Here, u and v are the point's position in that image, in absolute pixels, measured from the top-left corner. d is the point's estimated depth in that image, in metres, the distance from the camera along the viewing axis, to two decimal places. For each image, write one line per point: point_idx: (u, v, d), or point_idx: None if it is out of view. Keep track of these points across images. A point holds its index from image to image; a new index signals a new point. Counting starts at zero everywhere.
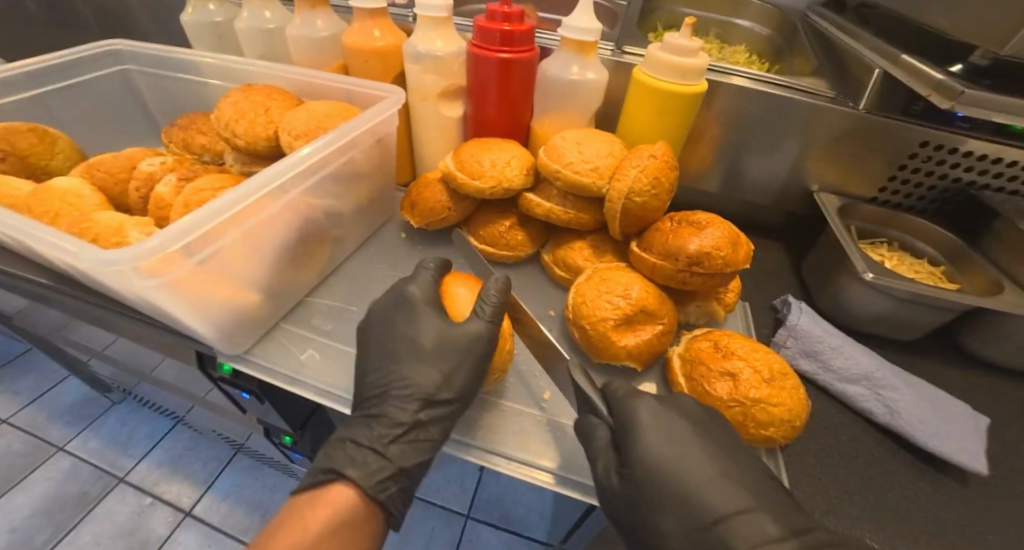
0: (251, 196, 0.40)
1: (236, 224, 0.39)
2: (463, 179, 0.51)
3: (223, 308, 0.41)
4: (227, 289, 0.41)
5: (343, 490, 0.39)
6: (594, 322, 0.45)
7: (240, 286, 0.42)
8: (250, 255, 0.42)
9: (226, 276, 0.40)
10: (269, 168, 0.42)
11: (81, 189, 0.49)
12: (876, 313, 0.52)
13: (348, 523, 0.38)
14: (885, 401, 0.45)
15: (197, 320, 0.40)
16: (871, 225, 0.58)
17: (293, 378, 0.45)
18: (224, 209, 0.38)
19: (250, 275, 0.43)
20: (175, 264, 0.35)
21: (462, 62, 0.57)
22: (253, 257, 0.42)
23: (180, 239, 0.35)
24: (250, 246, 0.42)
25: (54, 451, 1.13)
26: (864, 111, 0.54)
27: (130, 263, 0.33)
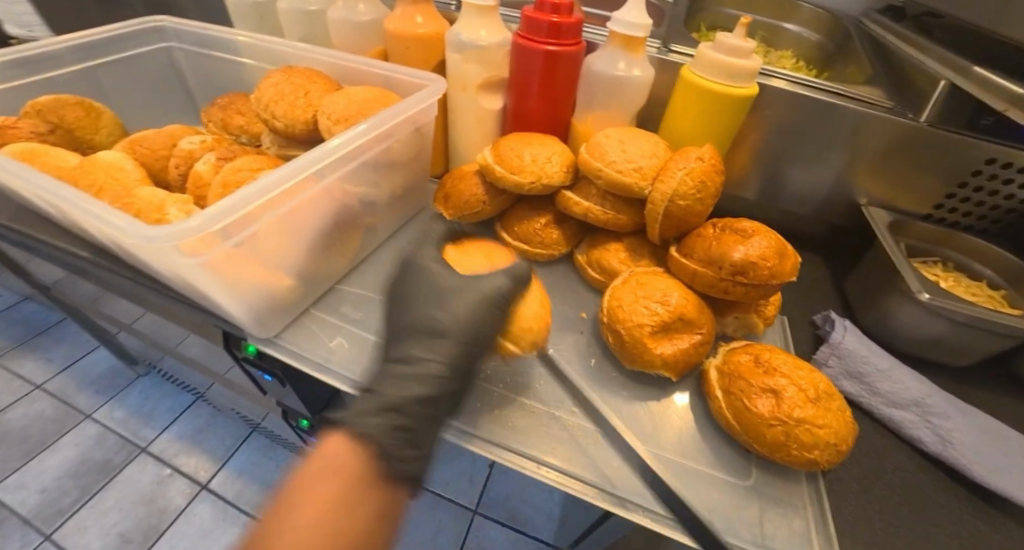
0: (292, 180, 0.39)
1: (273, 208, 0.39)
2: (501, 173, 0.50)
3: (258, 291, 0.41)
4: (262, 272, 0.40)
5: (337, 440, 0.37)
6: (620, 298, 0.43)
7: (276, 269, 0.42)
8: (286, 239, 0.42)
9: (262, 258, 0.40)
10: (309, 153, 0.41)
11: (123, 163, 0.49)
12: (926, 336, 0.49)
13: (339, 475, 0.35)
14: (936, 430, 0.42)
15: (232, 300, 0.40)
16: (922, 243, 0.55)
17: (323, 364, 0.45)
18: (263, 191, 0.37)
19: (285, 259, 0.42)
20: (214, 244, 0.35)
21: (505, 54, 0.56)
22: (288, 241, 0.42)
23: (223, 219, 0.35)
24: (284, 230, 0.41)
25: (82, 419, 1.16)
26: (924, 123, 0.51)
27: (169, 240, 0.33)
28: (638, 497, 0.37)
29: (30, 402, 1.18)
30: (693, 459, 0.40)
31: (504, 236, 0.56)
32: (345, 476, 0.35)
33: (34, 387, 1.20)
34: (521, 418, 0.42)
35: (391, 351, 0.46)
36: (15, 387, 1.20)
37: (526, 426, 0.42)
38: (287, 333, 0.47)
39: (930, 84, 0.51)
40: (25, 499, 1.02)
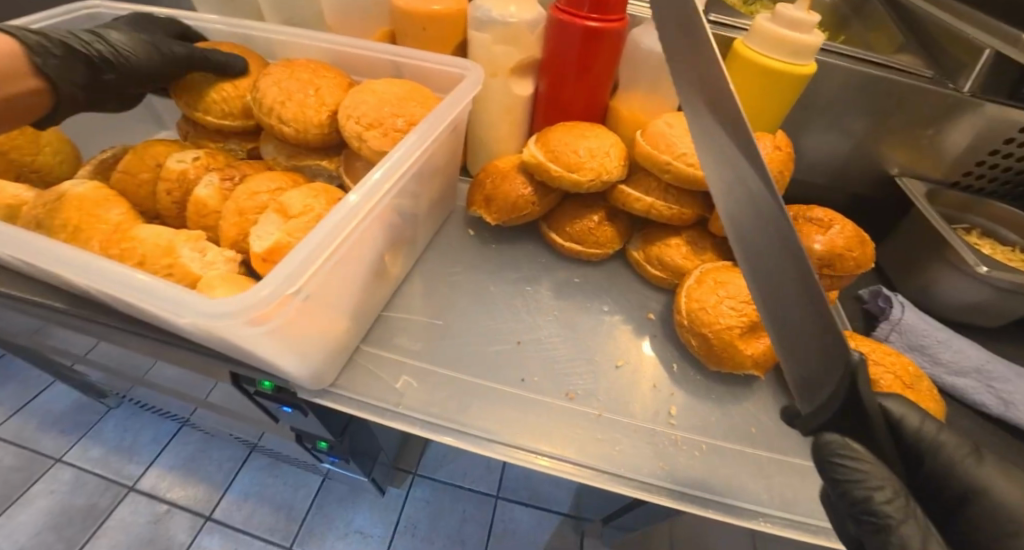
0: (353, 214, 0.33)
1: (337, 251, 0.33)
2: (556, 171, 0.46)
3: (321, 345, 0.35)
4: (324, 323, 0.35)
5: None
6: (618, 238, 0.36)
7: (337, 316, 0.36)
8: (347, 281, 0.36)
9: (324, 308, 0.34)
10: (365, 179, 0.35)
11: (101, 194, 0.40)
12: (969, 303, 0.51)
13: None
14: (999, 395, 0.44)
15: (295, 361, 0.34)
16: (952, 211, 0.56)
17: (394, 410, 0.40)
18: (331, 234, 0.31)
19: (344, 304, 0.36)
20: (284, 308, 0.29)
21: (538, 33, 0.50)
22: (346, 283, 0.36)
23: (295, 275, 0.29)
24: (345, 271, 0.35)
25: (51, 464, 1.03)
26: (967, 93, 0.51)
27: (241, 313, 0.26)
28: (762, 508, 0.36)
29: None
30: (797, 455, 0.40)
31: (553, 237, 0.52)
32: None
33: None
34: (624, 439, 0.39)
35: (465, 384, 0.42)
36: None
37: (632, 448, 0.39)
38: (342, 377, 0.42)
39: (971, 50, 0.51)
40: None
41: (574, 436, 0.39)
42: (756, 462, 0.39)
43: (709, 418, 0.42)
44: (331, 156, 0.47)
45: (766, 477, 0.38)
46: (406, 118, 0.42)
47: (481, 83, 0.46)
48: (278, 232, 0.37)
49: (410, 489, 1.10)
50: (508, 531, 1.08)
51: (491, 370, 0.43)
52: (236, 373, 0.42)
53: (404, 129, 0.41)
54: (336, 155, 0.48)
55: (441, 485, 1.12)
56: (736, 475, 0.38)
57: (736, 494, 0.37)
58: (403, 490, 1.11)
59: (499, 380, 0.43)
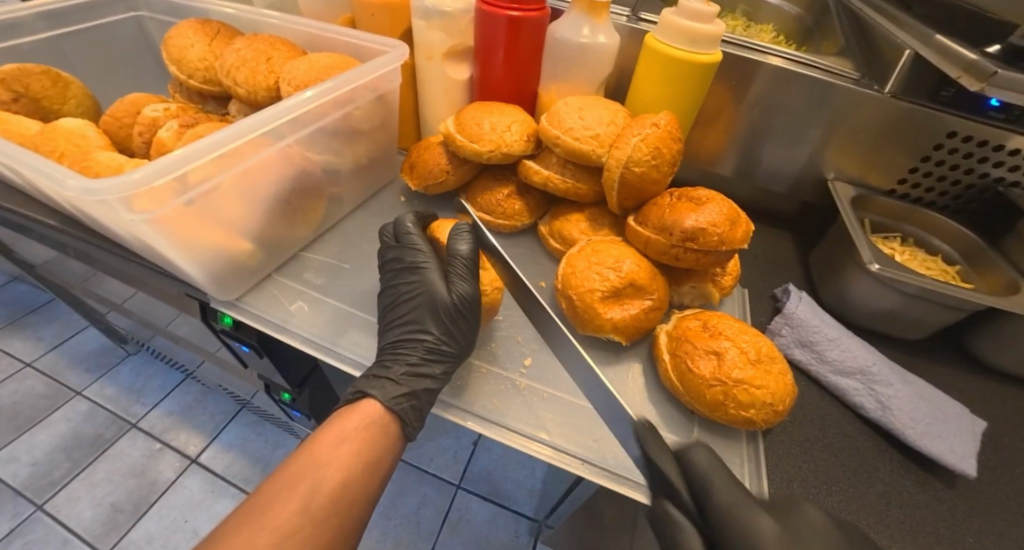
0: (239, 138, 0.40)
1: (222, 166, 0.39)
2: (462, 141, 0.50)
3: (214, 252, 0.42)
4: (216, 232, 0.41)
5: None
6: (404, 220, 0.49)
7: (231, 231, 0.43)
8: (240, 200, 0.42)
9: (214, 218, 0.41)
10: (262, 112, 0.41)
11: (85, 130, 0.50)
12: (879, 309, 0.50)
13: None
14: (879, 398, 0.42)
15: (187, 260, 0.41)
16: (885, 219, 0.55)
17: (282, 326, 0.45)
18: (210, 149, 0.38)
19: (241, 221, 0.43)
20: (162, 199, 0.36)
21: (471, 21, 0.56)
22: (242, 202, 0.43)
23: (167, 172, 0.36)
24: (237, 189, 0.42)
25: (72, 395, 1.18)
26: (889, 94, 0.51)
27: (111, 192, 0.33)
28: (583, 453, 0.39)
29: (22, 379, 1.20)
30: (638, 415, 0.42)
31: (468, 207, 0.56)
32: (371, 445, 0.38)
33: (25, 365, 1.23)
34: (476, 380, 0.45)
35: (350, 316, 0.48)
36: (7, 365, 1.22)
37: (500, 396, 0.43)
38: (250, 295, 0.48)
39: (897, 54, 0.50)
40: (18, 471, 1.05)
41: None
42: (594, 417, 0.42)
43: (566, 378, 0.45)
44: None
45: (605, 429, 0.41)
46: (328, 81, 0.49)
47: (403, 57, 0.52)
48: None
49: None
50: (462, 521, 1.09)
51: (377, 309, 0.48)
52: (188, 294, 0.50)
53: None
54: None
55: (407, 466, 1.16)
56: (579, 424, 0.41)
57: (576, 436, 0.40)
58: None
59: None
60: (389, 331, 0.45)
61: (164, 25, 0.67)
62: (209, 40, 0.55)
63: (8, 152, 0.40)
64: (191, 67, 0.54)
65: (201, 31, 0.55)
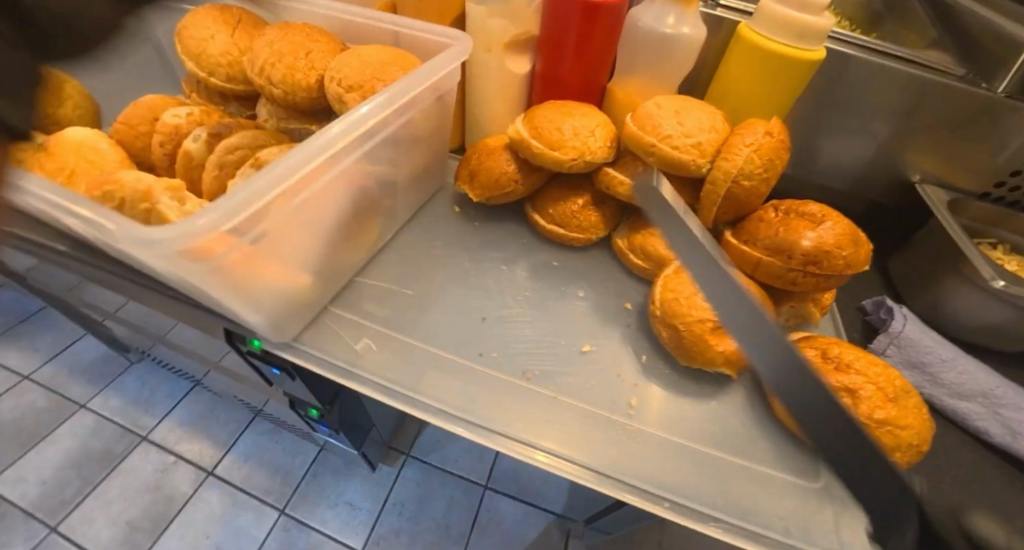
0: (309, 163, 0.34)
1: (290, 197, 0.34)
2: (539, 148, 0.45)
3: (277, 294, 0.36)
4: (280, 272, 0.36)
5: None
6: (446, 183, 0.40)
7: (294, 268, 0.37)
8: (301, 232, 0.36)
9: (279, 256, 0.35)
10: (328, 129, 0.35)
11: (99, 142, 0.43)
12: (984, 323, 0.47)
13: None
14: (1005, 423, 0.40)
15: (248, 306, 0.35)
16: (979, 224, 0.52)
17: (349, 370, 0.40)
18: (272, 182, 0.32)
19: (303, 255, 0.38)
20: (227, 244, 0.30)
21: (535, 9, 0.49)
22: (306, 233, 0.37)
23: (235, 214, 0.30)
24: (302, 220, 0.36)
25: (75, 409, 1.11)
26: (1001, 94, 0.47)
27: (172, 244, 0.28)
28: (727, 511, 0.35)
29: (19, 394, 1.12)
30: (761, 462, 0.38)
31: (537, 218, 0.51)
32: None
33: (21, 378, 1.14)
34: (576, 423, 0.38)
35: (424, 353, 0.42)
36: (3, 378, 1.14)
37: (587, 433, 0.38)
38: (307, 333, 0.42)
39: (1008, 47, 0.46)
40: (26, 492, 0.99)
41: (525, 415, 0.38)
42: (715, 463, 0.38)
43: (689, 420, 0.40)
44: (320, 121, 0.47)
45: (732, 482, 0.37)
46: (386, 82, 0.41)
47: (467, 53, 0.46)
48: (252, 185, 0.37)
49: (401, 468, 1.09)
50: (493, 522, 1.05)
51: (453, 342, 0.43)
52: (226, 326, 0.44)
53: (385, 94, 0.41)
54: (325, 119, 0.48)
55: (432, 468, 1.10)
56: (695, 476, 0.37)
57: (692, 494, 0.36)
58: (394, 468, 1.10)
59: (461, 354, 0.42)
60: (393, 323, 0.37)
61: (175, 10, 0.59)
62: (230, 29, 0.47)
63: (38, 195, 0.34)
64: (211, 62, 0.46)
65: (219, 20, 0.47)
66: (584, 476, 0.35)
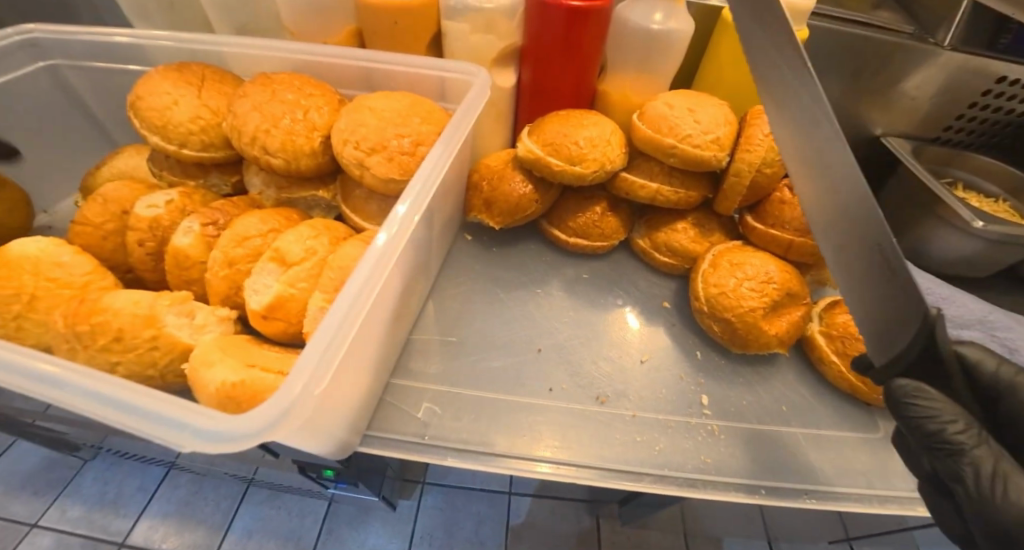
0: (377, 276, 0.30)
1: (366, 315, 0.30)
2: (558, 165, 0.43)
3: (348, 418, 0.32)
4: (352, 393, 0.31)
5: None
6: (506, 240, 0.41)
7: (362, 380, 0.33)
8: (369, 343, 0.32)
9: (352, 379, 0.31)
10: (386, 227, 0.31)
11: (59, 254, 0.35)
12: (963, 256, 0.52)
13: None
14: (1003, 342, 0.46)
15: (327, 443, 0.31)
16: (935, 166, 0.57)
17: (421, 444, 0.37)
18: (352, 310, 0.27)
19: (368, 364, 0.33)
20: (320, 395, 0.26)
21: (517, 16, 0.47)
22: (372, 341, 0.33)
23: (326, 358, 0.26)
24: (371, 330, 0.32)
25: (27, 530, 0.95)
26: (947, 46, 0.51)
27: (276, 422, 0.23)
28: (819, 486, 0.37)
29: None
30: (830, 428, 0.41)
31: (556, 233, 0.50)
32: None
33: None
34: (664, 437, 0.38)
35: (490, 402, 0.39)
36: None
37: (670, 444, 0.38)
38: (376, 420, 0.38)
39: (948, 5, 0.50)
40: None
41: (614, 441, 0.38)
42: (792, 440, 0.39)
43: (749, 404, 0.41)
44: (329, 186, 0.41)
45: (813, 455, 0.39)
46: (411, 137, 0.37)
47: (488, 87, 0.44)
48: (277, 284, 0.34)
49: (421, 498, 1.04)
50: (526, 526, 1.03)
51: (516, 384, 0.41)
52: None
53: (411, 150, 0.37)
54: (333, 181, 0.42)
55: (452, 489, 1.05)
56: (776, 458, 0.38)
57: (778, 474, 0.37)
58: (413, 500, 1.04)
59: (528, 394, 0.40)
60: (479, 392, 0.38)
61: (89, 67, 0.50)
62: (198, 89, 0.40)
63: (35, 372, 0.26)
64: (181, 132, 0.39)
65: (186, 83, 0.40)
66: (597, 477, 0.36)
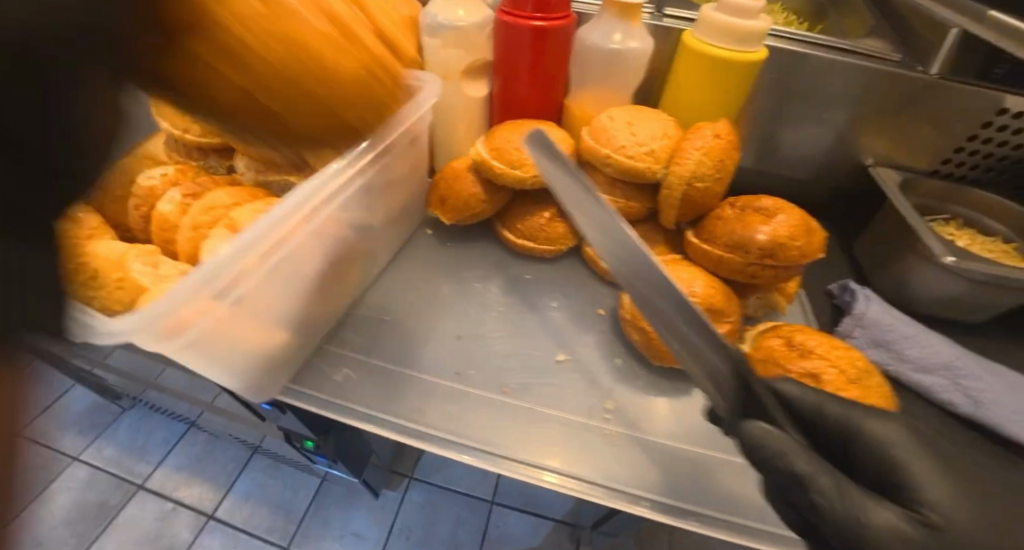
0: (279, 227, 0.34)
1: (267, 258, 0.34)
2: (500, 168, 0.46)
3: (255, 357, 0.36)
4: (258, 333, 0.36)
5: None
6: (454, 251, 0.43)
7: (273, 327, 0.37)
8: (280, 291, 0.37)
9: (258, 318, 0.36)
10: (300, 188, 0.36)
11: (73, 210, 0.43)
12: (946, 297, 0.48)
13: None
14: (967, 392, 0.42)
15: (229, 375, 0.35)
16: (932, 201, 0.54)
17: (333, 402, 0.40)
18: (246, 247, 0.32)
19: (281, 313, 0.38)
20: (204, 313, 0.31)
21: (487, 33, 0.51)
22: (285, 291, 0.37)
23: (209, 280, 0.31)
24: (282, 280, 0.37)
25: (68, 462, 1.10)
26: (934, 76, 0.49)
27: (143, 328, 0.28)
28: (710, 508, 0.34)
29: None
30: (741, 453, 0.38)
31: (506, 234, 0.52)
32: None
33: None
34: (558, 433, 0.39)
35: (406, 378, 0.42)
36: None
37: (564, 441, 0.38)
38: (302, 376, 0.42)
39: (939, 34, 0.48)
40: None
41: (507, 429, 0.39)
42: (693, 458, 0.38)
43: (656, 416, 0.41)
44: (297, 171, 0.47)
45: (711, 475, 0.36)
46: None
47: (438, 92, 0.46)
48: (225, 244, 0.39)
49: (406, 491, 1.07)
50: (503, 538, 1.02)
51: (433, 364, 0.44)
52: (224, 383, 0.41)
53: None
54: None
55: (437, 489, 1.07)
56: (671, 473, 0.36)
57: (667, 490, 0.35)
58: (399, 492, 1.08)
59: (437, 375, 0.43)
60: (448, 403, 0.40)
61: None
62: None
63: None
64: (185, 120, 0.47)
65: None
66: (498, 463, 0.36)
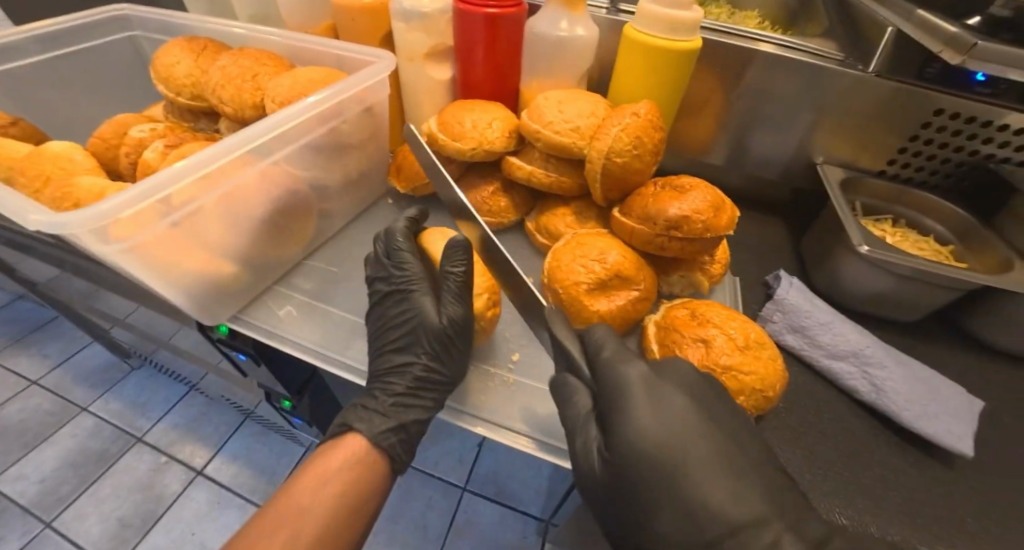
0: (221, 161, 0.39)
1: (208, 188, 0.39)
2: (444, 139, 0.51)
3: (194, 277, 0.41)
4: (198, 255, 0.41)
5: None
6: (395, 232, 0.47)
7: (214, 254, 0.42)
8: (223, 221, 0.42)
9: (198, 243, 0.40)
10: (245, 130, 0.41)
11: (73, 153, 0.49)
12: (874, 292, 0.49)
13: None
14: (873, 380, 0.42)
15: (169, 289, 0.40)
16: (879, 201, 0.55)
17: (271, 332, 0.45)
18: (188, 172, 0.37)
19: (224, 243, 0.42)
20: (144, 225, 0.36)
21: (448, 20, 0.56)
22: (227, 223, 0.42)
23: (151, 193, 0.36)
24: (226, 211, 0.42)
25: (78, 412, 1.19)
26: (872, 74, 0.50)
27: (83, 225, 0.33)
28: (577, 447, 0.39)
29: (27, 398, 1.21)
30: None
31: None
32: None
33: (31, 383, 1.24)
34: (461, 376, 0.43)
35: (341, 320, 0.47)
36: (13, 384, 1.23)
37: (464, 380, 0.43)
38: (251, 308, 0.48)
39: (879, 33, 0.49)
40: (26, 489, 1.06)
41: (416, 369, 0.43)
42: None
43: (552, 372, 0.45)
44: None
45: None
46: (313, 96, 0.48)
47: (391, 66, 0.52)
48: None
49: None
50: (470, 525, 1.02)
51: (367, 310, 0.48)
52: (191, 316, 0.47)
53: None
54: None
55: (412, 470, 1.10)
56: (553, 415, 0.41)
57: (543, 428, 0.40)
58: None
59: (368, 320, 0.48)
60: (379, 355, 0.44)
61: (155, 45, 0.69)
62: (195, 55, 0.55)
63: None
64: (177, 84, 0.54)
65: (186, 51, 0.55)
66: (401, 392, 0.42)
